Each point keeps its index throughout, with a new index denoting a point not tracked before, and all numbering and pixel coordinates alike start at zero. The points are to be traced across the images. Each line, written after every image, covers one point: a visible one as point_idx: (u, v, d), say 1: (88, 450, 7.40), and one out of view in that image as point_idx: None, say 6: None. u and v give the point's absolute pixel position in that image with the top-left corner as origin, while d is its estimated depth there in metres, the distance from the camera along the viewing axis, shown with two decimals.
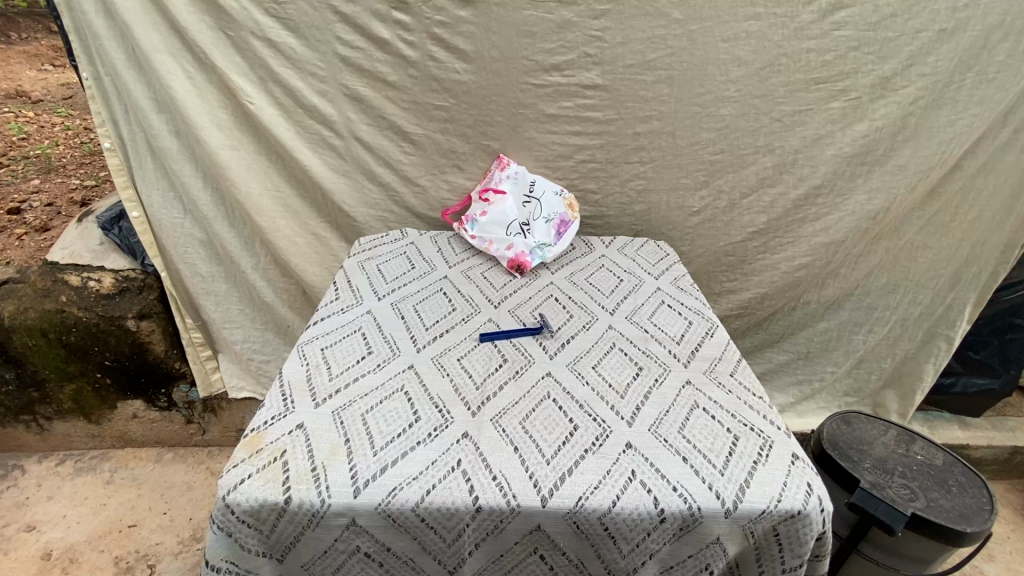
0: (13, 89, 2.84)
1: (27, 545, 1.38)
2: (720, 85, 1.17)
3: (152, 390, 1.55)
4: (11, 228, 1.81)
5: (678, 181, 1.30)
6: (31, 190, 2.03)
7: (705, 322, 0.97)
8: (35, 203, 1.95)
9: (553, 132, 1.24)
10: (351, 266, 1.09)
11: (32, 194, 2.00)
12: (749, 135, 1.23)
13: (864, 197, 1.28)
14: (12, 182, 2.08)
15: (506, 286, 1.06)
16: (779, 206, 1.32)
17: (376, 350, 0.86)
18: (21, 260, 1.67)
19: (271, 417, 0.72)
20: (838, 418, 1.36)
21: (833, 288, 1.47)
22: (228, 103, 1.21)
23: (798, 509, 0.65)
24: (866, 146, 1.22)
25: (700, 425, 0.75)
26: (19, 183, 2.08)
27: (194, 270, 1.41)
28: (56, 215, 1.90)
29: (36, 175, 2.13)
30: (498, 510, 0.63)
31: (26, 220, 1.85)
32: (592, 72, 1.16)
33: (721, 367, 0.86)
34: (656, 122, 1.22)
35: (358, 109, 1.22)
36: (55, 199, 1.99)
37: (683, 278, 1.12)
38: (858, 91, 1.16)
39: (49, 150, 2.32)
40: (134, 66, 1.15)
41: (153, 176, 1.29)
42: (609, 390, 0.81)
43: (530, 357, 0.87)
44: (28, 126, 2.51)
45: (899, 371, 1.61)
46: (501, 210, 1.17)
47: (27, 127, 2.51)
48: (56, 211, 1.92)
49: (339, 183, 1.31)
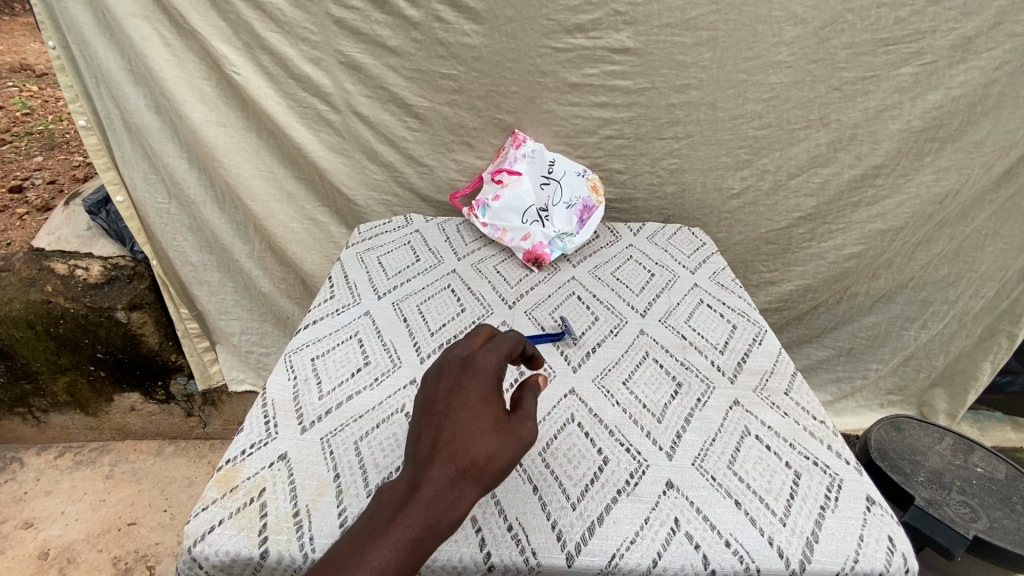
0: (17, 62, 2.74)
1: (26, 543, 1.34)
2: (772, 48, 1.01)
3: (148, 383, 1.48)
4: (12, 208, 1.74)
5: (716, 160, 1.15)
6: (33, 167, 1.95)
7: (751, 326, 0.84)
8: (38, 181, 1.87)
9: (576, 104, 1.09)
10: (349, 259, 0.97)
11: (35, 172, 1.92)
12: (802, 107, 1.07)
13: (931, 176, 1.12)
14: (15, 159, 1.99)
15: (522, 282, 0.94)
16: (832, 188, 1.16)
17: (374, 360, 0.75)
18: (22, 241, 1.60)
19: (250, 446, 0.62)
20: (886, 422, 1.23)
21: (885, 280, 1.32)
22: (211, 73, 1.08)
23: (878, 572, 0.53)
24: (938, 119, 1.05)
25: (754, 459, 0.63)
26: (22, 160, 1.99)
27: (184, 258, 1.30)
28: (58, 193, 1.82)
29: (40, 151, 2.04)
30: (515, 570, 0.53)
31: (28, 198, 1.78)
32: (622, 34, 1.01)
33: (773, 384, 0.74)
34: (694, 92, 1.06)
35: (356, 79, 1.09)
36: (58, 176, 1.91)
37: (723, 271, 0.98)
38: (934, 53, 0.99)
39: (52, 125, 2.22)
40: (106, 33, 1.03)
41: (133, 158, 1.17)
42: (644, 412, 0.69)
43: (550, 369, 0.75)
44: (32, 100, 2.41)
45: (952, 369, 1.47)
46: (516, 193, 1.05)
47: (31, 101, 2.41)
48: (58, 189, 1.84)
49: (336, 163, 1.18)
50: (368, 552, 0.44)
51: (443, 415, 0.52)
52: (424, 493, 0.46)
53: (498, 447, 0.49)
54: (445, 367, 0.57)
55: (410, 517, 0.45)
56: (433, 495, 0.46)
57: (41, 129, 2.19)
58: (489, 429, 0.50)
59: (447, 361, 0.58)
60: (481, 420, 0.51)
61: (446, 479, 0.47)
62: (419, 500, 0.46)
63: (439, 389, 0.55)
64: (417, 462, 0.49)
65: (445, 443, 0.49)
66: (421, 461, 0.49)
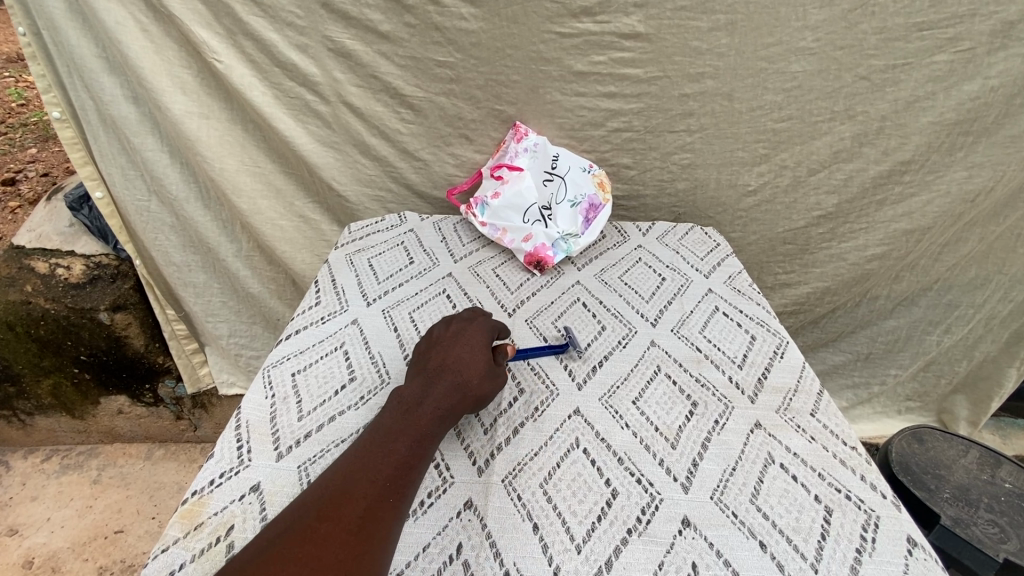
0: (14, 52, 2.65)
1: (9, 552, 1.30)
2: (795, 34, 0.92)
3: (135, 385, 1.42)
4: (3, 200, 1.71)
5: (732, 155, 1.07)
6: (26, 159, 1.88)
7: (772, 338, 0.77)
8: (31, 173, 1.82)
9: (582, 95, 1.02)
10: (338, 261, 0.91)
11: (29, 163, 1.86)
12: (826, 98, 0.99)
13: (963, 173, 1.04)
14: (9, 151, 1.93)
15: (523, 287, 0.87)
16: (855, 185, 1.09)
17: (360, 375, 0.69)
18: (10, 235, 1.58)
19: (220, 474, 0.56)
20: (907, 433, 1.16)
21: (908, 282, 1.24)
22: (191, 61, 1.01)
23: None
24: (973, 111, 0.97)
25: (779, 492, 0.57)
26: (16, 152, 1.92)
27: (169, 257, 1.24)
28: (50, 185, 1.77)
29: (34, 143, 1.96)
30: None
31: (20, 191, 1.74)
32: (632, 17, 0.92)
33: (797, 404, 0.67)
34: (710, 82, 0.99)
35: (345, 67, 1.01)
36: (51, 168, 1.84)
37: (740, 275, 0.91)
38: (972, 39, 0.90)
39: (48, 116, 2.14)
40: (77, 17, 0.96)
41: (111, 152, 1.10)
42: (656, 436, 0.62)
43: (552, 387, 0.68)
44: (29, 91, 2.31)
45: (975, 375, 1.39)
46: (517, 191, 0.97)
47: (28, 92, 2.30)
48: (51, 181, 1.79)
49: (327, 157, 1.12)
50: (402, 425, 0.55)
51: (450, 342, 0.64)
52: (437, 390, 0.58)
53: (490, 371, 0.62)
54: (450, 319, 0.70)
55: (432, 403, 0.57)
56: (448, 390, 0.58)
57: (37, 120, 2.10)
58: (483, 359, 0.63)
59: (452, 315, 0.71)
60: (481, 351, 0.63)
61: (456, 381, 0.59)
62: (434, 395, 0.58)
63: (445, 328, 0.68)
64: (429, 370, 0.61)
65: (454, 359, 0.61)
66: (430, 371, 0.61)
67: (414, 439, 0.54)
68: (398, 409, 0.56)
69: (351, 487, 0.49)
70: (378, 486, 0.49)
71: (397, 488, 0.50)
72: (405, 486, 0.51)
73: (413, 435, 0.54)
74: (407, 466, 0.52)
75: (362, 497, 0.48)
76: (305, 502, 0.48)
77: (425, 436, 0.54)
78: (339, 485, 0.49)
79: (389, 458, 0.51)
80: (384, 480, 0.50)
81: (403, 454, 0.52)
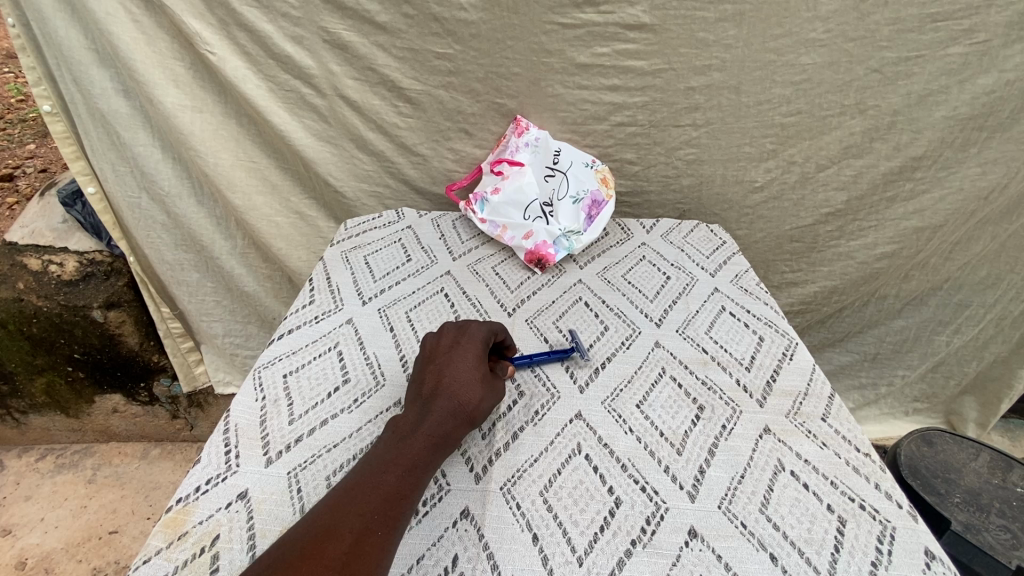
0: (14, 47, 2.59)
1: (3, 552, 1.28)
2: (805, 24, 0.89)
3: (130, 384, 1.40)
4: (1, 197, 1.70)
5: (739, 149, 1.05)
6: (25, 155, 1.86)
7: (781, 339, 0.74)
8: (29, 169, 1.80)
9: (584, 88, 0.99)
10: (333, 258, 0.88)
11: (26, 159, 1.84)
12: (836, 92, 0.96)
13: (976, 169, 1.01)
14: (7, 147, 1.89)
15: (523, 286, 0.85)
16: (864, 182, 1.06)
17: (353, 377, 0.66)
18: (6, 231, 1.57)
19: (206, 481, 0.54)
20: (916, 435, 1.13)
21: (917, 281, 1.21)
22: (183, 53, 0.99)
23: None
24: (988, 105, 0.94)
25: (790, 501, 0.54)
26: (14, 148, 1.89)
27: (162, 255, 1.22)
28: (48, 181, 1.75)
29: (32, 138, 1.93)
30: None
31: (17, 187, 1.72)
32: (637, 7, 0.89)
33: (808, 408, 0.64)
34: (716, 74, 0.96)
35: (341, 59, 0.98)
36: (50, 164, 1.82)
37: (746, 274, 0.88)
38: (988, 31, 0.87)
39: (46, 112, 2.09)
40: (66, 8, 0.93)
41: (102, 147, 1.08)
42: (661, 441, 0.60)
43: (554, 390, 0.66)
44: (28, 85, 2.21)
45: (984, 377, 1.37)
46: (518, 186, 0.95)
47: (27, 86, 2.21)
48: (50, 176, 1.77)
49: (324, 152, 1.09)
50: (396, 454, 0.52)
51: (444, 360, 0.61)
52: (433, 416, 0.55)
53: (487, 394, 0.59)
54: (444, 330, 0.66)
55: (427, 430, 0.54)
56: (444, 416, 0.55)
57: (35, 116, 2.05)
58: (481, 380, 0.60)
59: (446, 326, 0.67)
60: (478, 372, 0.60)
61: (453, 406, 0.56)
62: (430, 421, 0.55)
63: (440, 343, 0.64)
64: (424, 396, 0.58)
65: (449, 381, 0.58)
66: (426, 397, 0.58)
67: (408, 468, 0.51)
68: (393, 437, 0.54)
69: (344, 515, 0.46)
70: (367, 518, 0.46)
71: (388, 519, 0.47)
72: (397, 518, 0.48)
73: (404, 464, 0.51)
74: (397, 498, 0.49)
75: (354, 528, 0.45)
76: (294, 533, 0.46)
77: (419, 465, 0.51)
78: (329, 516, 0.46)
79: (378, 492, 0.48)
80: (375, 510, 0.47)
81: (393, 485, 0.49)
